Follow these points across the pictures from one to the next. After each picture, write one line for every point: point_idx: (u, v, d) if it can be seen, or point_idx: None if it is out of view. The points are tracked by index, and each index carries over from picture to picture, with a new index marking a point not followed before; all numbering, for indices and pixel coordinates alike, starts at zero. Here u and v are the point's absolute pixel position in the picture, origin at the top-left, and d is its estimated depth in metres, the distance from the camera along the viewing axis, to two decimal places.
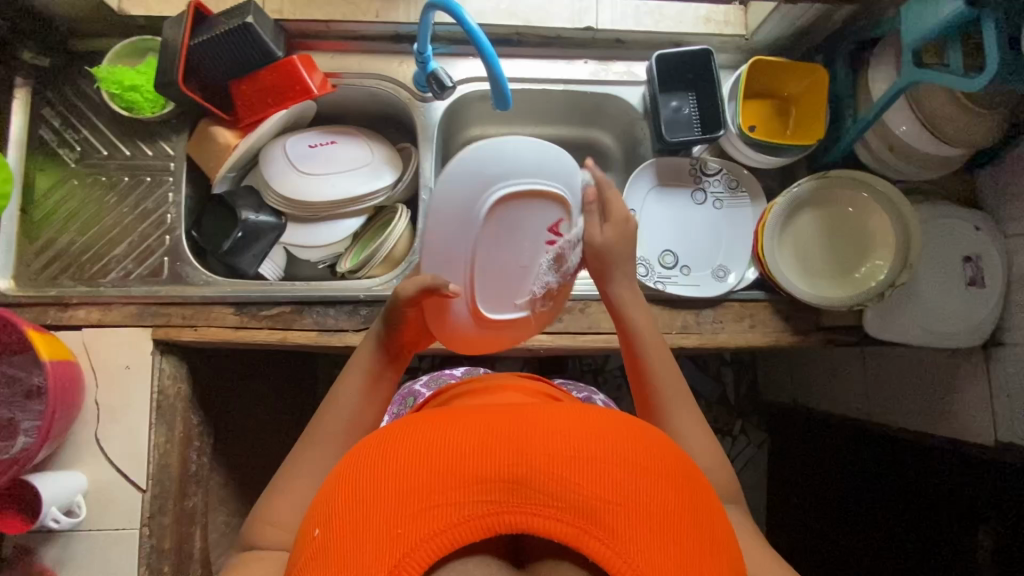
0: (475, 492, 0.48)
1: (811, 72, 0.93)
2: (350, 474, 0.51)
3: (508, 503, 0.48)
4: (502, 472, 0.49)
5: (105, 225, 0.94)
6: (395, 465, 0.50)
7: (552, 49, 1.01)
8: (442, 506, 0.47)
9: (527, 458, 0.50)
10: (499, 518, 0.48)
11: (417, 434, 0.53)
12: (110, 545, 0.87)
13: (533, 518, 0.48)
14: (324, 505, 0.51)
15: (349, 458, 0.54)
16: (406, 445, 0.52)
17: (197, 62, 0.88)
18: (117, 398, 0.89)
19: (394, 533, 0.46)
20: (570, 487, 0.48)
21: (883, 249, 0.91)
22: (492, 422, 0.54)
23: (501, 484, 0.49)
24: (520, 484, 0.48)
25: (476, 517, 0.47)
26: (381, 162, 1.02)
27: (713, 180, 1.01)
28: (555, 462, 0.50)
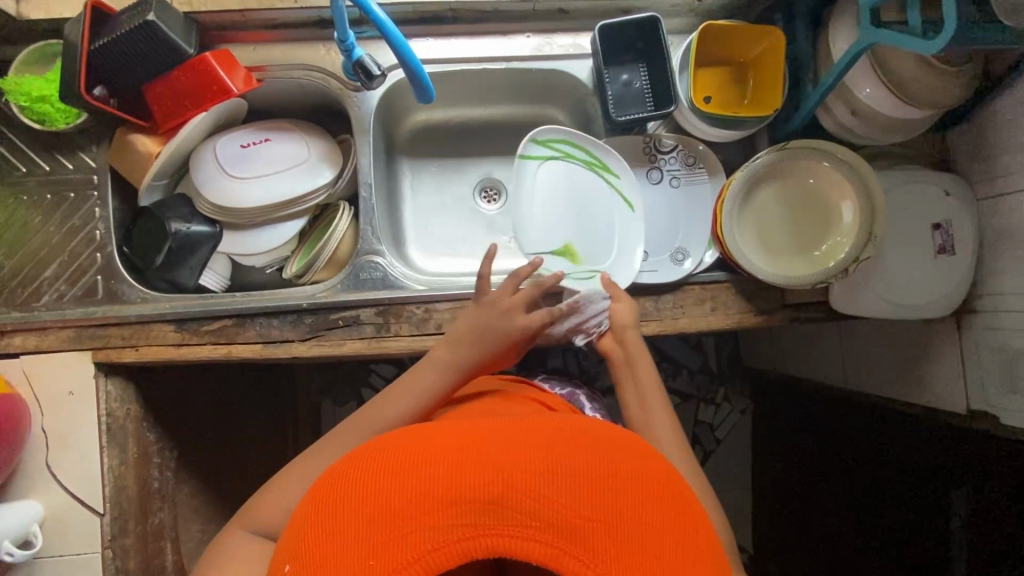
0: (449, 516, 0.46)
1: (767, 35, 0.85)
2: (322, 503, 0.50)
3: (483, 526, 0.46)
4: (476, 494, 0.47)
5: (33, 247, 0.90)
6: (367, 492, 0.48)
7: (490, 23, 0.94)
8: (415, 534, 0.45)
9: (503, 476, 0.48)
10: (474, 543, 0.45)
11: (389, 457, 0.51)
12: (73, 569, 0.86)
13: (510, 540, 0.45)
14: (297, 536, 0.49)
15: (321, 483, 0.53)
16: (377, 469, 0.50)
17: (102, 67, 0.81)
18: (64, 425, 0.87)
19: (367, 565, 0.45)
20: (547, 504, 0.46)
21: (846, 222, 0.86)
22: (466, 439, 0.51)
23: (475, 506, 0.46)
24: (496, 505, 0.46)
25: (450, 543, 0.45)
26: (319, 159, 0.96)
27: (668, 159, 0.96)
28: (531, 478, 0.48)
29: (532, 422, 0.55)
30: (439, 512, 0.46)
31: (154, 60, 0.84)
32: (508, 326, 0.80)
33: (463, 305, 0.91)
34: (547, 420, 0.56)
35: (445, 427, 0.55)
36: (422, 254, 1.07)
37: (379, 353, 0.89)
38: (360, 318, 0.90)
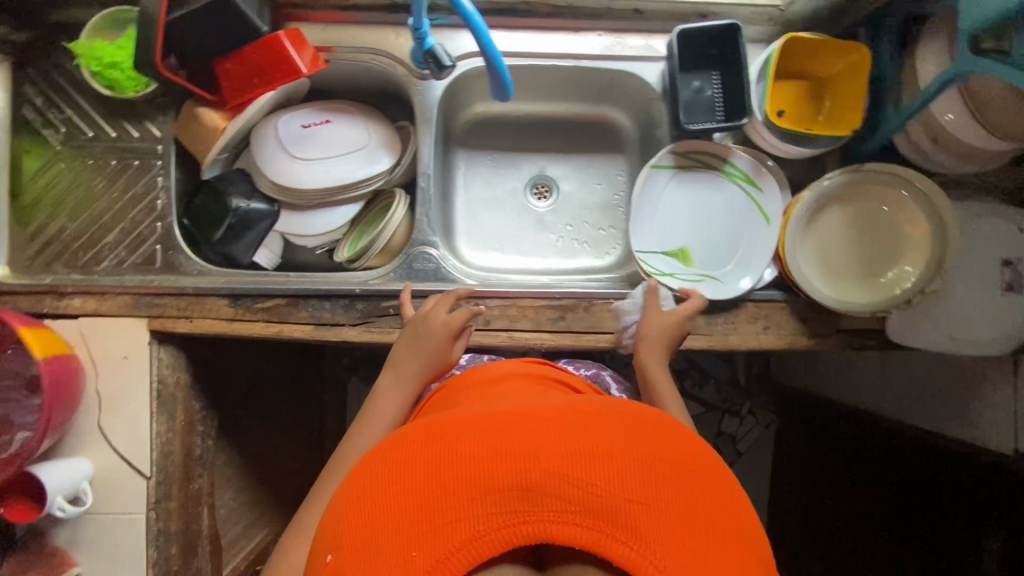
0: (487, 502, 0.44)
1: (850, 50, 0.82)
2: (355, 493, 0.48)
3: (523, 512, 0.44)
4: (512, 479, 0.45)
5: (96, 211, 0.91)
6: (402, 481, 0.46)
7: (564, 20, 0.91)
8: (455, 523, 0.43)
9: (539, 461, 0.46)
10: (516, 530, 0.44)
11: (420, 444, 0.49)
12: (118, 528, 0.89)
13: (552, 526, 0.44)
14: (332, 527, 0.47)
15: (351, 474, 0.51)
16: (409, 457, 0.48)
17: (175, 39, 0.81)
18: (118, 388, 0.89)
19: (408, 557, 0.43)
20: (587, 489, 0.44)
21: (914, 252, 0.84)
22: (497, 423, 0.49)
23: (514, 493, 0.44)
24: (534, 490, 0.44)
25: (490, 531, 0.43)
26: (378, 144, 0.96)
27: (735, 167, 0.93)
28: (569, 464, 0.45)
29: (560, 406, 0.53)
30: (478, 499, 0.44)
31: (228, 36, 0.83)
32: (435, 333, 0.82)
33: (512, 304, 0.91)
34: (575, 402, 0.53)
35: (471, 412, 0.53)
36: (470, 247, 1.07)
37: None
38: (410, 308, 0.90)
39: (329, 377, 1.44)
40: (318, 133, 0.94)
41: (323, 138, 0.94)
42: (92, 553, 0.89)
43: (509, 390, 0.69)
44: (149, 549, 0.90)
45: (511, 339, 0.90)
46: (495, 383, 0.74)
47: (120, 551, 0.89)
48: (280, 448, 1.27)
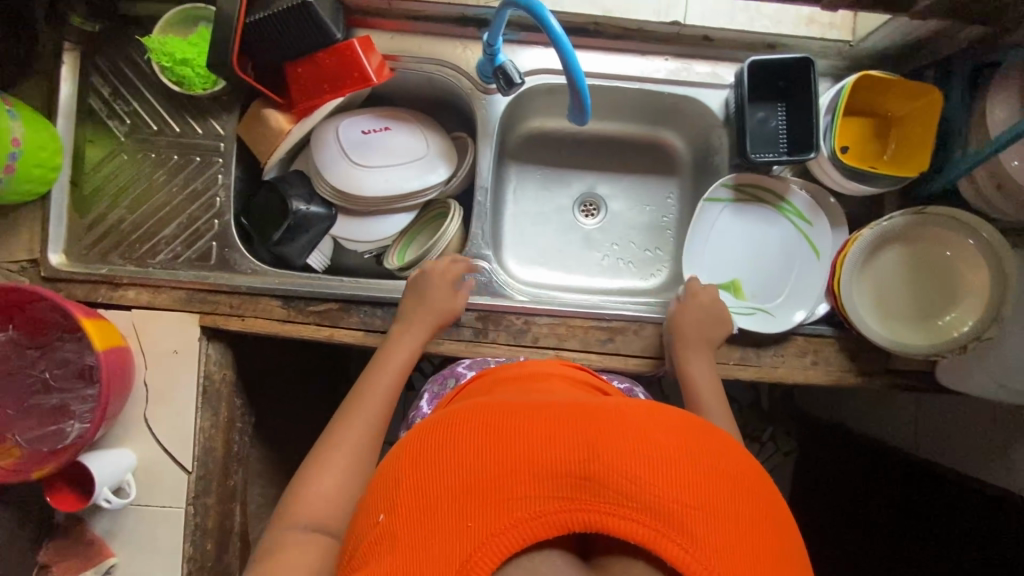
0: (545, 486, 0.45)
1: (924, 95, 0.81)
2: (413, 458, 0.49)
3: (580, 500, 0.44)
4: (571, 468, 0.45)
5: (155, 204, 0.92)
6: (461, 453, 0.47)
7: (633, 42, 0.91)
8: (511, 502, 0.44)
9: (600, 453, 0.46)
10: (571, 516, 0.44)
11: (480, 419, 0.50)
12: (156, 521, 0.89)
13: (606, 519, 0.43)
14: (388, 488, 0.49)
15: (409, 439, 0.52)
16: (469, 430, 0.49)
17: (251, 40, 0.83)
18: (165, 381, 0.89)
19: (464, 527, 0.44)
20: (644, 486, 0.44)
21: (972, 297, 0.83)
22: (560, 412, 0.50)
23: (571, 480, 0.45)
24: (592, 480, 0.44)
25: (546, 514, 0.44)
26: (436, 154, 0.96)
27: (792, 202, 0.93)
28: (630, 459, 0.45)
29: (620, 401, 0.53)
30: (536, 483, 0.45)
31: (302, 41, 0.85)
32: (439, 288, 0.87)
33: (562, 322, 0.90)
34: (635, 400, 0.53)
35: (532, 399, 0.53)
36: (516, 261, 1.07)
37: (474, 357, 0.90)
38: (460, 320, 0.90)
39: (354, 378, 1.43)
40: (377, 140, 0.95)
41: (381, 145, 0.95)
42: (129, 544, 0.88)
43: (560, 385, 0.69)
44: (186, 543, 0.89)
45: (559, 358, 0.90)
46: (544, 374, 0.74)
47: (156, 544, 0.89)
48: (306, 447, 1.26)
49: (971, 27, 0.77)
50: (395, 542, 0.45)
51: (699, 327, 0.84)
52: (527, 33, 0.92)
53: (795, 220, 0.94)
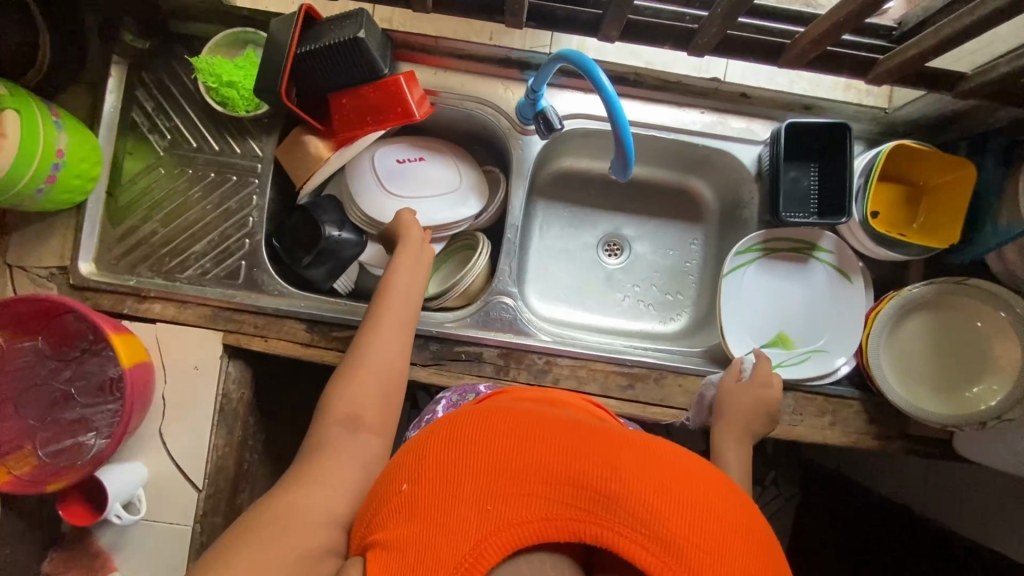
0: (565, 493, 0.45)
1: (958, 166, 0.82)
2: (444, 436, 0.51)
3: (593, 513, 0.44)
4: (592, 481, 0.46)
5: (188, 220, 0.93)
6: (491, 442, 0.49)
7: (671, 94, 0.93)
8: (530, 499, 0.45)
9: (621, 476, 0.46)
10: (581, 526, 0.44)
11: (514, 418, 0.51)
12: (163, 537, 0.88)
13: (616, 538, 0.43)
14: (415, 460, 0.50)
15: (443, 420, 0.54)
16: (501, 425, 0.50)
17: (301, 69, 0.85)
18: (184, 398, 0.89)
19: (482, 510, 0.45)
20: (660, 517, 0.44)
21: (1000, 374, 0.84)
22: (591, 433, 0.51)
23: (588, 492, 0.45)
24: (608, 497, 0.45)
25: (560, 518, 0.44)
26: (469, 185, 0.97)
27: (822, 254, 0.92)
28: (652, 489, 0.46)
29: (651, 436, 0.53)
30: (557, 488, 0.45)
31: (350, 74, 0.87)
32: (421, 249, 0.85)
33: (583, 365, 0.91)
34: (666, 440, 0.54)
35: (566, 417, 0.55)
36: (538, 297, 1.07)
37: None
38: (482, 356, 0.90)
39: None
40: (410, 171, 0.96)
41: (415, 176, 0.96)
42: (133, 560, 0.88)
43: (591, 414, 0.70)
44: (190, 562, 0.88)
45: None
46: (575, 403, 0.73)
47: (161, 561, 0.88)
48: None
49: (1007, 109, 0.79)
50: (413, 509, 0.46)
51: (743, 408, 0.81)
52: (567, 78, 0.94)
53: (828, 261, 0.92)
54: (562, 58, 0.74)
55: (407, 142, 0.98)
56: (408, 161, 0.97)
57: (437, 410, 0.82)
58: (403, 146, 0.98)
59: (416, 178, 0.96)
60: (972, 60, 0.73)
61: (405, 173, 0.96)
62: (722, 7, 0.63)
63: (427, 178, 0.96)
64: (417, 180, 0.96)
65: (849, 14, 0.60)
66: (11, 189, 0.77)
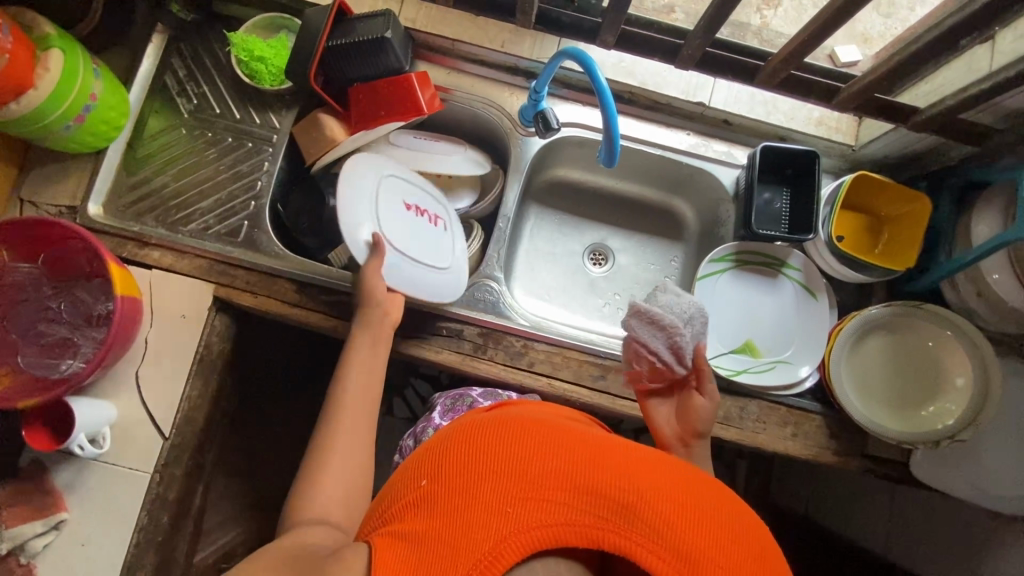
0: (586, 500, 0.47)
1: (913, 200, 0.91)
2: (468, 439, 0.53)
3: (612, 521, 0.47)
4: (611, 492, 0.48)
5: (199, 177, 0.98)
6: (515, 449, 0.51)
7: (660, 114, 1.01)
8: (551, 505, 0.47)
9: (638, 489, 0.49)
10: (601, 533, 0.46)
11: (535, 428, 0.54)
12: (119, 482, 0.87)
13: (633, 545, 0.45)
14: (439, 459, 0.52)
15: (464, 425, 0.56)
16: (525, 433, 0.53)
17: (329, 58, 0.93)
18: (165, 344, 0.90)
19: (503, 511, 0.46)
20: (673, 528, 0.47)
21: (955, 392, 0.88)
22: (606, 448, 0.54)
23: (608, 501, 0.47)
24: (626, 507, 0.47)
25: (580, 524, 0.46)
26: (474, 158, 1.02)
27: (790, 268, 0.98)
28: (663, 503, 0.48)
29: (662, 456, 0.57)
30: (576, 495, 0.48)
31: (374, 67, 0.95)
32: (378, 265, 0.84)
33: (559, 352, 0.94)
34: (673, 459, 0.57)
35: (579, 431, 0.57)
36: (523, 295, 1.12)
37: (468, 370, 0.92)
38: (462, 333, 0.93)
39: None
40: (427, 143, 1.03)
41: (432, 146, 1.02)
42: (85, 501, 0.86)
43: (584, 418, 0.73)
44: (143, 511, 0.87)
45: (550, 385, 0.92)
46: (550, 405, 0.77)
47: (114, 507, 0.86)
48: None
49: (960, 147, 0.87)
50: (438, 506, 0.48)
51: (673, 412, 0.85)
52: (568, 90, 1.02)
53: (796, 278, 0.98)
54: (563, 54, 0.83)
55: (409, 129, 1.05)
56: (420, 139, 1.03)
57: (433, 413, 0.94)
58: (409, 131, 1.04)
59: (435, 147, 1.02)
60: (927, 98, 0.82)
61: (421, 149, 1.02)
62: (704, 18, 0.72)
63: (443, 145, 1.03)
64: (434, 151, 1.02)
65: (811, 35, 0.69)
66: (41, 122, 0.82)
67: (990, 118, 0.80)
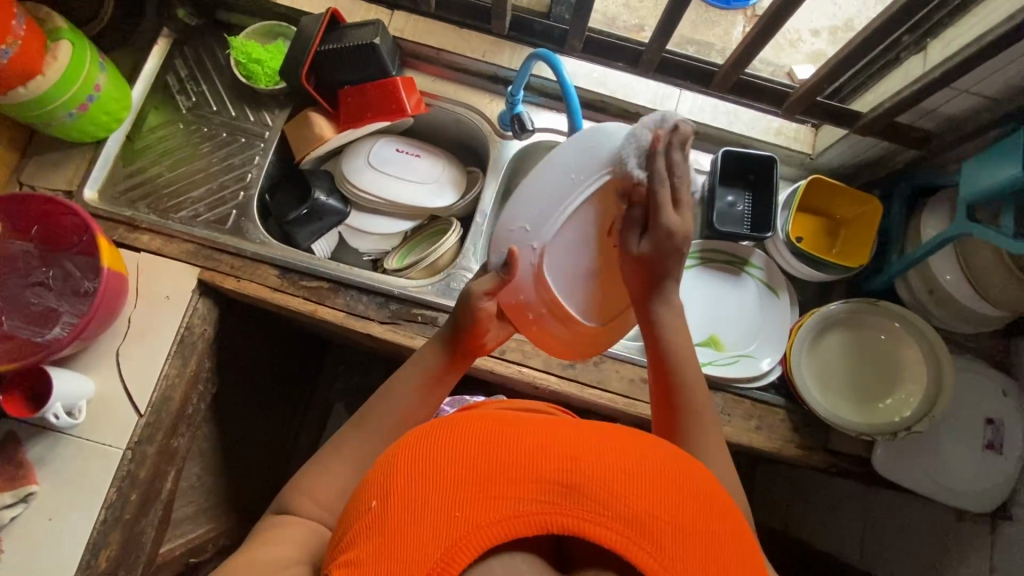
0: (530, 487, 0.41)
1: (865, 202, 0.97)
2: (404, 446, 0.45)
3: (559, 503, 0.40)
4: (555, 472, 0.41)
5: (193, 168, 1.03)
6: (453, 446, 0.43)
7: (630, 121, 1.08)
8: (494, 500, 0.40)
9: (582, 463, 0.42)
10: (551, 520, 0.40)
11: (477, 419, 0.46)
12: (91, 457, 0.88)
13: (585, 525, 0.40)
14: (379, 473, 0.45)
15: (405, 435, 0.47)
16: (466, 427, 0.45)
17: (321, 63, 1.00)
18: (148, 323, 0.93)
19: (450, 516, 0.40)
20: (625, 496, 0.41)
21: (911, 385, 0.91)
22: (552, 424, 0.46)
23: (554, 484, 0.41)
24: (572, 487, 0.41)
25: (527, 513, 0.40)
26: (454, 171, 1.13)
27: (753, 268, 1.03)
28: (611, 473, 0.42)
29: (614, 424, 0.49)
30: (520, 481, 0.41)
31: (362, 72, 1.02)
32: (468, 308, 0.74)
33: (530, 341, 0.97)
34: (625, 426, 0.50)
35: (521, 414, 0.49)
36: None
37: None
38: (437, 320, 0.96)
39: (317, 393, 1.41)
40: (411, 155, 1.11)
41: (416, 159, 1.11)
42: (56, 476, 0.87)
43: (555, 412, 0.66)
44: (112, 487, 0.87)
45: (520, 373, 0.95)
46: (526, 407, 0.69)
47: (84, 481, 0.87)
48: (252, 444, 1.24)
49: (905, 152, 0.93)
50: (379, 526, 0.40)
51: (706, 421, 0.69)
52: (546, 98, 1.08)
53: (758, 277, 1.02)
54: (536, 57, 0.90)
55: (388, 139, 1.11)
56: (402, 153, 1.11)
57: None
58: (389, 143, 1.11)
59: (420, 160, 1.11)
60: (870, 105, 0.89)
61: (406, 165, 1.10)
62: (663, 17, 0.80)
63: (425, 156, 1.12)
64: (417, 165, 1.11)
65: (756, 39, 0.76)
66: (46, 106, 0.88)
67: (930, 124, 0.87)
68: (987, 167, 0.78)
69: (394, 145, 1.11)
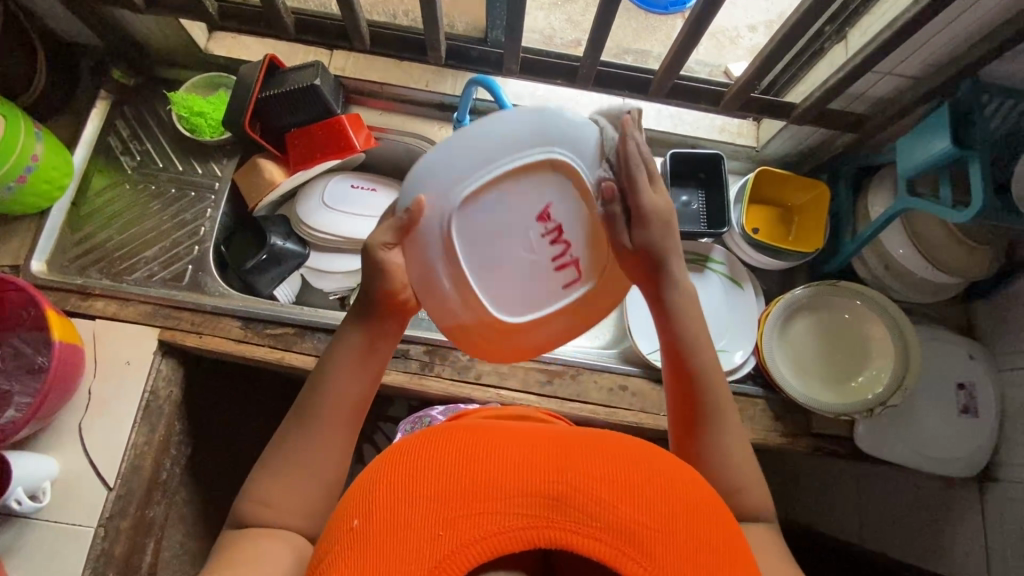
0: (517, 503, 0.39)
1: (814, 188, 1.00)
2: (390, 465, 0.44)
3: (548, 517, 0.39)
4: (541, 486, 0.40)
5: (144, 228, 1.01)
6: (437, 464, 0.42)
7: None
8: (482, 517, 0.39)
9: (570, 474, 0.41)
10: (540, 535, 0.39)
11: (466, 433, 0.45)
12: (60, 540, 0.84)
13: (569, 537, 0.38)
14: (361, 492, 0.43)
15: (391, 453, 0.46)
16: (453, 441, 0.44)
17: (263, 109, 0.99)
18: (109, 392, 0.90)
19: (433, 536, 0.38)
20: (608, 505, 0.40)
21: (880, 358, 0.93)
22: (539, 437, 0.46)
23: (539, 499, 0.40)
24: (559, 499, 0.40)
25: (513, 528, 0.39)
26: None
27: (714, 263, 1.04)
28: (597, 481, 0.41)
29: (601, 432, 0.49)
30: (508, 498, 0.40)
31: (306, 114, 1.02)
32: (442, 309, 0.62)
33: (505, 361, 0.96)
34: (613, 433, 0.50)
35: (507, 426, 0.48)
36: None
37: (417, 388, 0.94)
38: (409, 352, 0.95)
39: None
40: (369, 188, 1.11)
41: (373, 191, 1.11)
42: (26, 564, 0.83)
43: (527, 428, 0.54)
44: (86, 569, 0.83)
45: (498, 396, 0.94)
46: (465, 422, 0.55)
47: (54, 567, 0.83)
48: None
49: (842, 136, 0.96)
50: (363, 546, 0.39)
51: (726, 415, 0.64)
52: None
53: (721, 271, 1.04)
54: (474, 83, 0.91)
55: (341, 177, 1.10)
56: (357, 189, 1.10)
57: None
58: (343, 180, 1.10)
59: (378, 192, 1.11)
60: (802, 95, 0.93)
61: (364, 199, 1.10)
62: (592, 32, 0.82)
63: (381, 187, 1.12)
64: (374, 198, 1.11)
65: None
66: None
67: (861, 107, 0.91)
68: (920, 142, 0.81)
69: (347, 181, 1.10)
